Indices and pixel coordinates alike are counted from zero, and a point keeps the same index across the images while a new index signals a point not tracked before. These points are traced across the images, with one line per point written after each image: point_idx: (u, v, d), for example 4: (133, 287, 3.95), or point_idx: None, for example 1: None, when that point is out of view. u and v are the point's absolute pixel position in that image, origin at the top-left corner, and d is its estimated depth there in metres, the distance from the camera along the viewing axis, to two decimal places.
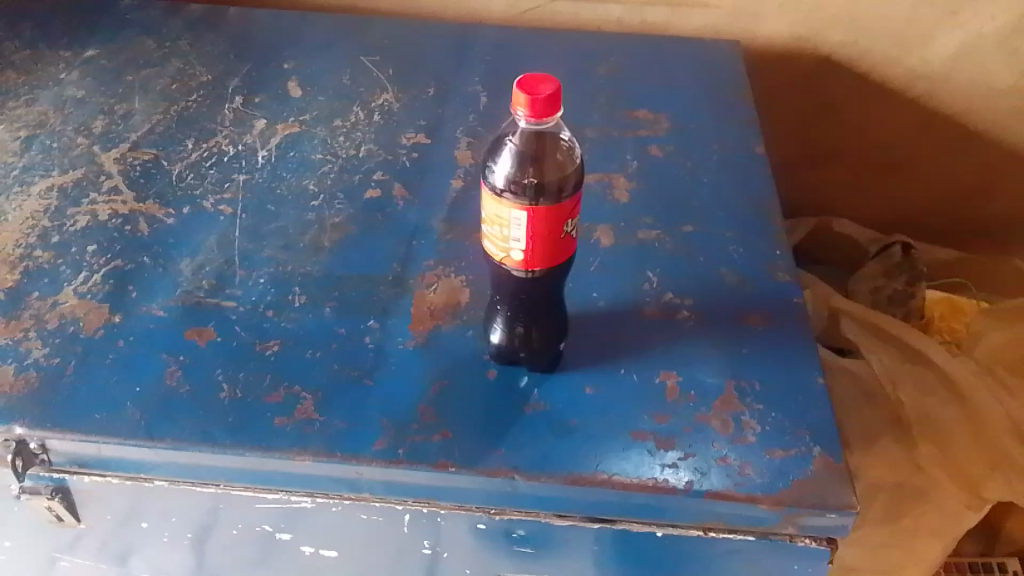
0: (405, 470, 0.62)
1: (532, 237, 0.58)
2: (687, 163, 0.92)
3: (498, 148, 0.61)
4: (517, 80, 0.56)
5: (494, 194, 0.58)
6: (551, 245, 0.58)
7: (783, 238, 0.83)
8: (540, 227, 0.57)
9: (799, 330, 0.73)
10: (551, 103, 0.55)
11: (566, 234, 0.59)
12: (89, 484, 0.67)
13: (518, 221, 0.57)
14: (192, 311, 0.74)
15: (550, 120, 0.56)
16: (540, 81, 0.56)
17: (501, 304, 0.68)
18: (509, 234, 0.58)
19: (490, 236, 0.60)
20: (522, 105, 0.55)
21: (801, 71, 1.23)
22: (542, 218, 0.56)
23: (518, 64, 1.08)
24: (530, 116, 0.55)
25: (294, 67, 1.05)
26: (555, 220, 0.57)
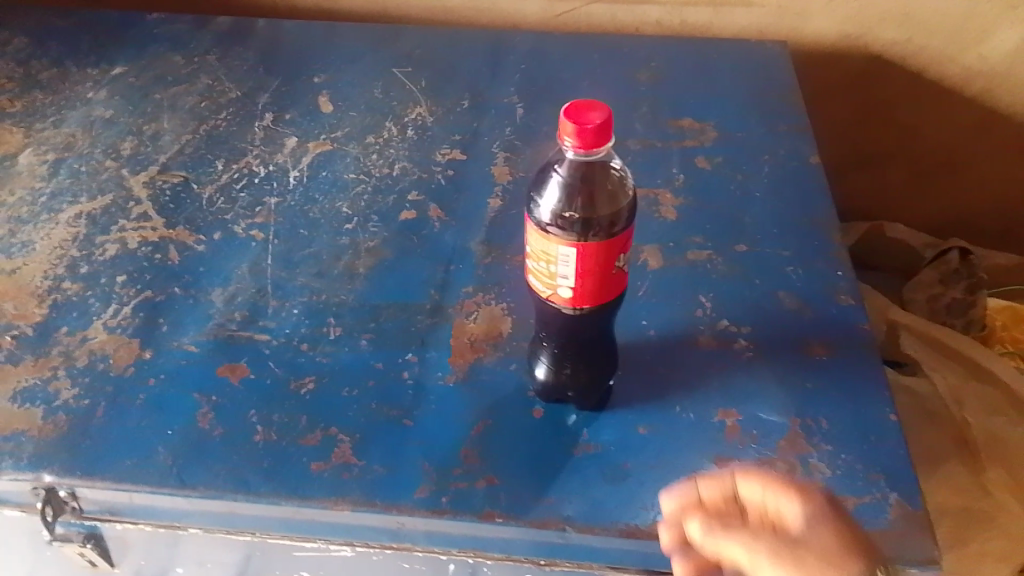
0: (448, 520, 0.59)
1: (581, 275, 0.53)
2: (738, 176, 0.87)
3: (543, 180, 0.57)
4: (564, 108, 0.52)
5: (539, 229, 0.54)
6: (601, 282, 0.54)
7: (844, 256, 0.78)
8: (590, 264, 0.53)
9: (866, 361, 0.68)
10: (601, 133, 0.50)
11: (618, 269, 0.55)
12: (121, 530, 0.64)
13: (566, 258, 0.53)
14: (225, 345, 0.71)
15: (601, 150, 0.52)
16: (588, 108, 0.52)
17: (548, 340, 0.66)
18: (556, 270, 0.54)
19: (536, 272, 0.56)
20: (569, 135, 0.50)
21: (851, 71, 1.17)
22: (592, 255, 0.52)
23: (554, 72, 1.03)
24: (578, 146, 0.51)
25: (325, 80, 1.02)
26: (607, 255, 0.53)
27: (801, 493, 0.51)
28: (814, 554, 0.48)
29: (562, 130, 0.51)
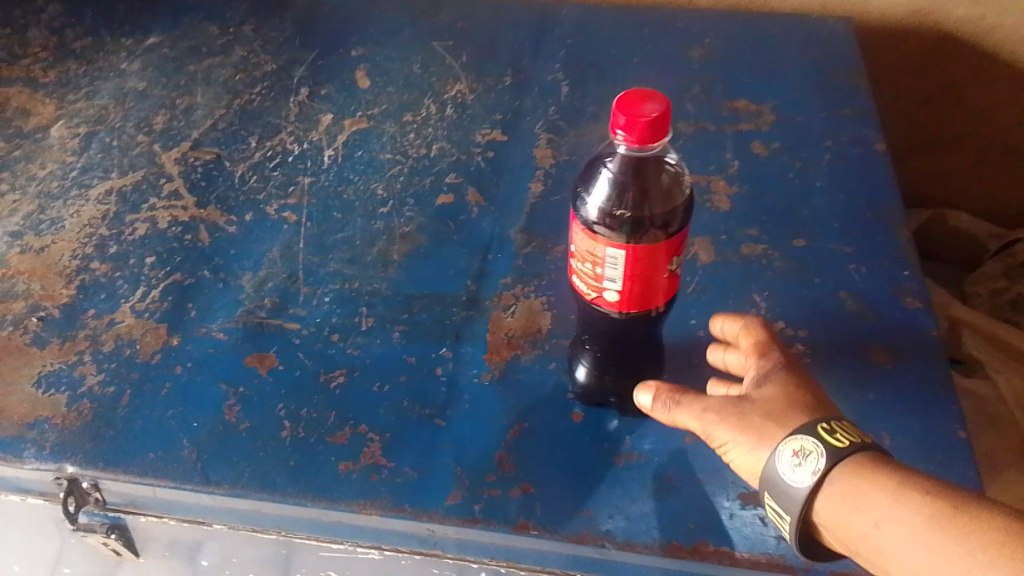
0: (481, 530, 0.56)
1: (629, 278, 0.50)
2: (796, 164, 0.82)
3: (593, 176, 0.53)
4: (617, 98, 0.48)
5: (586, 229, 0.50)
6: (651, 286, 0.50)
7: (909, 255, 0.73)
8: (640, 267, 0.49)
9: (932, 372, 0.64)
10: (657, 126, 0.46)
11: (669, 272, 0.51)
12: (145, 523, 0.62)
13: (614, 261, 0.49)
14: (254, 334, 0.68)
15: (656, 145, 0.47)
16: (644, 99, 0.48)
17: (591, 342, 0.64)
18: (603, 273, 0.50)
19: (581, 273, 0.52)
20: (622, 128, 0.46)
21: (918, 51, 1.10)
22: (641, 258, 0.48)
23: (602, 47, 0.98)
24: (631, 140, 0.47)
25: (362, 54, 0.98)
26: (658, 257, 0.49)
27: (754, 358, 0.56)
28: (759, 411, 0.52)
29: (614, 123, 0.47)
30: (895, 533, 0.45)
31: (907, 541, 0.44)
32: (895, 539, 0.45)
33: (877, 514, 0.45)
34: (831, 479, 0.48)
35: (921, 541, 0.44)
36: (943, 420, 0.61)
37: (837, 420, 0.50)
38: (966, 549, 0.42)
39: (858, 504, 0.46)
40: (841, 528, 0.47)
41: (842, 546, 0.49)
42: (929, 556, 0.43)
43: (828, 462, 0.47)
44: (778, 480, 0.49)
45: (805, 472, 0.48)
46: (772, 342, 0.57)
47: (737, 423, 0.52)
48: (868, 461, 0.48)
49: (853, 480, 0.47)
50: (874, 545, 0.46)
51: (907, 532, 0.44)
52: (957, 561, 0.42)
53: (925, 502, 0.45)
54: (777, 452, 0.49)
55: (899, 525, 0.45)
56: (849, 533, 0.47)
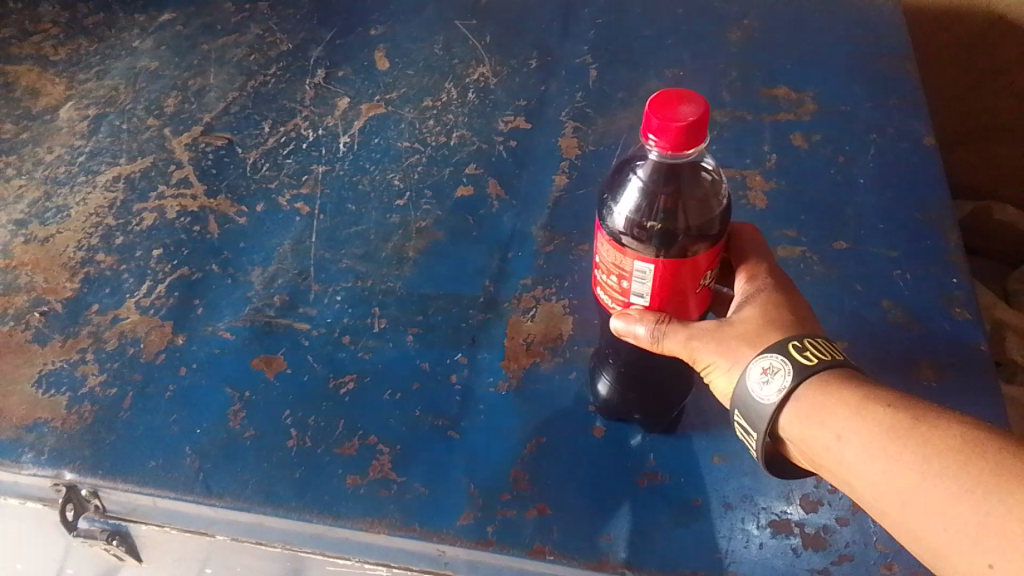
0: (494, 553, 0.53)
1: (658, 295, 0.47)
2: (839, 159, 0.77)
3: (621, 183, 0.49)
4: (650, 99, 0.44)
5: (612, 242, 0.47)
6: (680, 302, 0.48)
7: (959, 261, 0.68)
8: (671, 283, 0.46)
9: (981, 390, 0.60)
10: (694, 131, 0.42)
11: (703, 285, 0.48)
12: (147, 531, 0.60)
13: (642, 275, 0.46)
14: (262, 334, 0.65)
15: (692, 151, 0.43)
16: (680, 101, 0.44)
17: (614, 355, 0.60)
18: (630, 287, 0.48)
19: (606, 283, 0.50)
20: (653, 133, 0.42)
21: (968, 34, 1.04)
22: (671, 275, 0.45)
23: (634, 28, 0.93)
24: (663, 145, 0.42)
25: (382, 33, 0.94)
26: (690, 272, 0.46)
27: (740, 281, 0.51)
28: (737, 334, 0.47)
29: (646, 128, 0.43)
30: (854, 446, 0.41)
31: (867, 454, 0.41)
32: (854, 453, 0.41)
33: (839, 426, 0.42)
34: (796, 396, 0.44)
35: (878, 452, 0.40)
36: None
37: (811, 336, 0.46)
38: (923, 458, 0.39)
39: (822, 418, 0.43)
40: (805, 444, 0.44)
41: (809, 466, 0.45)
42: (885, 469, 0.40)
43: (795, 379, 0.44)
44: (748, 401, 0.45)
45: (774, 389, 0.44)
46: (760, 262, 0.52)
47: (719, 349, 0.47)
48: (836, 377, 0.44)
49: (818, 397, 0.43)
50: (834, 459, 0.42)
51: (866, 445, 0.41)
52: (915, 472, 0.39)
53: (888, 413, 0.41)
54: (747, 371, 0.45)
55: (860, 436, 0.41)
56: (813, 449, 0.44)
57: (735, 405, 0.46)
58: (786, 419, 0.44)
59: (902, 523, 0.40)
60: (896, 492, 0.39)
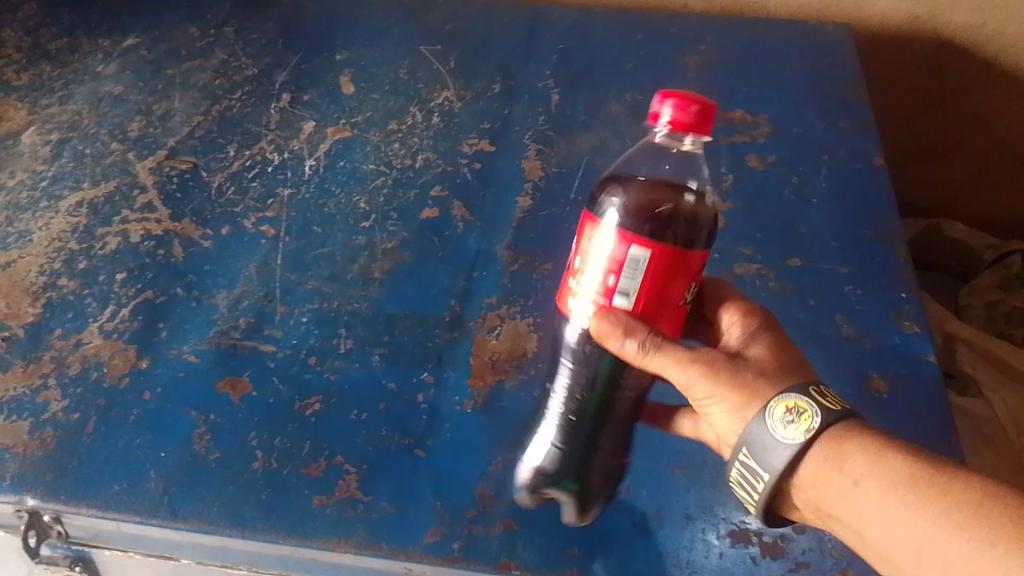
0: (460, 570, 0.53)
1: (645, 290, 0.48)
2: (793, 179, 0.79)
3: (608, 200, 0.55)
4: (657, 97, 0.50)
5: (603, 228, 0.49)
6: (660, 308, 0.48)
7: (909, 277, 0.71)
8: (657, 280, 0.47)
9: (932, 400, 0.62)
10: (703, 111, 0.48)
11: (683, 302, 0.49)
12: (111, 557, 0.60)
13: (636, 263, 0.47)
14: (227, 356, 0.65)
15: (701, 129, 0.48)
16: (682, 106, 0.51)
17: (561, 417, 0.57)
18: (617, 284, 0.48)
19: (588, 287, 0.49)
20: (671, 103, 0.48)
21: (917, 57, 1.07)
22: (664, 266, 0.47)
23: (595, 53, 0.95)
24: (678, 116, 0.48)
25: (347, 58, 0.95)
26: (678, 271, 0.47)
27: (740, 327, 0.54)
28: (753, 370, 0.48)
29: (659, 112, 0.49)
30: (871, 495, 0.43)
31: (885, 503, 0.42)
32: (870, 502, 0.43)
33: (857, 473, 0.43)
34: (812, 444, 0.45)
35: (897, 502, 0.42)
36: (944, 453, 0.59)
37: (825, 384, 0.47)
38: (942, 510, 0.40)
39: (840, 465, 0.44)
40: (818, 490, 0.45)
41: (815, 512, 0.47)
42: (904, 517, 0.41)
43: (823, 422, 0.44)
44: (759, 440, 0.46)
45: (794, 430, 0.45)
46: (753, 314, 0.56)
47: (724, 377, 0.48)
48: (853, 424, 0.45)
49: (837, 442, 0.45)
50: (851, 506, 0.44)
51: (883, 492, 0.42)
52: (935, 521, 0.40)
53: (907, 463, 0.42)
54: (766, 409, 0.46)
55: (878, 485, 0.43)
56: (825, 494, 0.45)
57: (744, 442, 0.47)
58: (799, 465, 0.46)
59: (916, 574, 0.41)
60: (911, 538, 0.41)
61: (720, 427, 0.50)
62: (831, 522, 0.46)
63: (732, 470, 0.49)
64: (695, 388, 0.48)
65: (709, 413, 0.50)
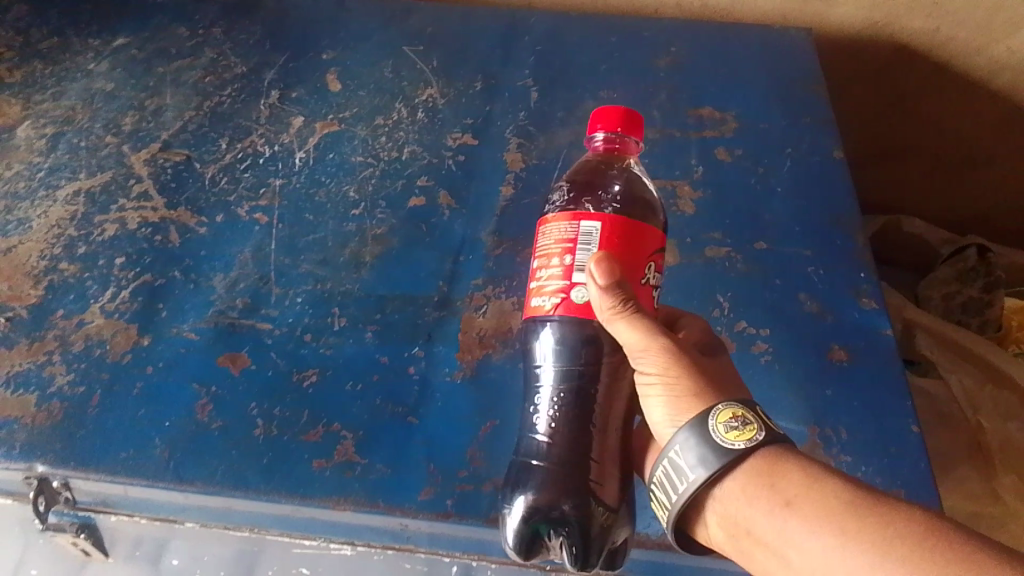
0: (453, 523, 0.57)
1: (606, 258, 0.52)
2: (759, 170, 0.84)
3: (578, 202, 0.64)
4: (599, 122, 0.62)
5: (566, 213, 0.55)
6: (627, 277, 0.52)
7: (867, 258, 0.76)
8: (618, 244, 0.52)
9: (887, 367, 0.68)
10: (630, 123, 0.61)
11: (645, 282, 0.53)
12: (116, 522, 0.64)
13: (588, 238, 0.52)
14: (226, 334, 0.68)
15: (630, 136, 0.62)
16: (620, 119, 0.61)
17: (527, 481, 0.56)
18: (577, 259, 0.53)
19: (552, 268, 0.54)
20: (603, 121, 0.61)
21: (873, 63, 1.11)
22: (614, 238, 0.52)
23: (571, 55, 1.00)
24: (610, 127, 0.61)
25: (333, 58, 0.98)
26: (643, 239, 0.53)
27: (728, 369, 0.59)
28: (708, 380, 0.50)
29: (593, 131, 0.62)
30: (801, 515, 0.42)
31: (813, 525, 0.41)
32: (802, 523, 0.42)
33: (791, 493, 0.43)
34: (747, 456, 0.45)
35: (828, 525, 0.41)
36: (897, 416, 0.64)
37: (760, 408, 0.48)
38: (881, 538, 0.39)
39: (772, 483, 0.44)
40: (742, 505, 0.45)
41: (730, 533, 0.47)
42: (833, 543, 0.40)
43: (766, 436, 0.46)
44: (691, 442, 0.47)
45: (734, 438, 0.46)
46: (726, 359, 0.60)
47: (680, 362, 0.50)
48: (787, 451, 0.46)
49: (775, 463, 0.45)
50: (777, 526, 0.43)
51: (817, 514, 0.42)
52: (863, 550, 0.39)
53: (847, 492, 0.42)
54: (709, 414, 0.47)
55: (813, 506, 0.42)
56: (748, 510, 0.45)
57: (677, 439, 0.48)
58: (724, 476, 0.46)
59: None
60: (836, 567, 0.40)
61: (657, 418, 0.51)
62: (746, 545, 0.46)
63: (658, 470, 0.50)
64: (651, 356, 0.50)
65: (650, 401, 0.51)
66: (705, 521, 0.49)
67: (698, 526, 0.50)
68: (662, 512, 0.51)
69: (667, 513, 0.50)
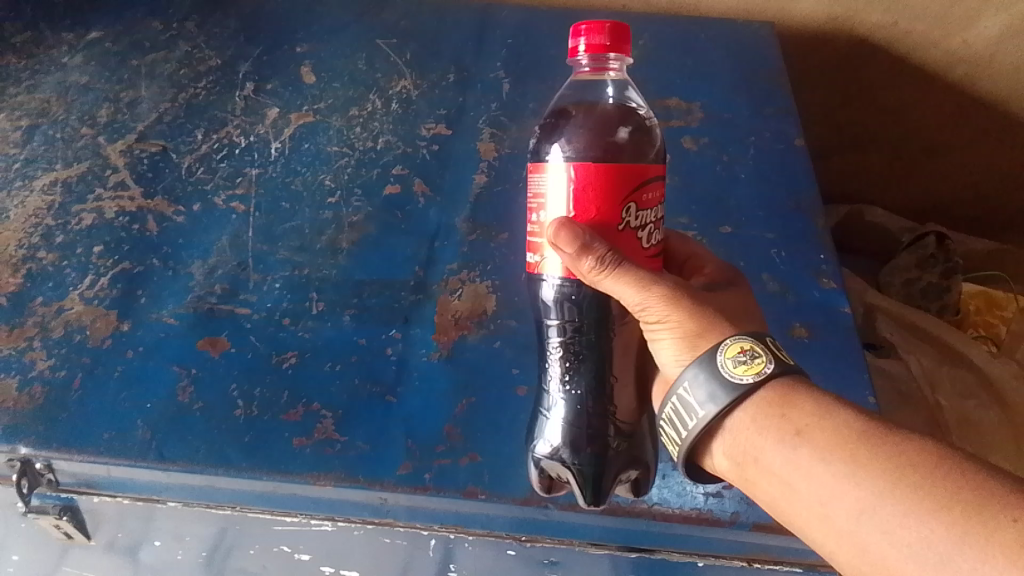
0: (431, 496, 0.59)
1: (580, 209, 0.53)
2: (724, 158, 0.87)
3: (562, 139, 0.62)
4: (574, 36, 0.56)
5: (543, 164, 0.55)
6: (602, 225, 0.53)
7: (827, 241, 0.79)
8: (591, 196, 0.52)
9: (845, 342, 0.71)
10: (617, 37, 0.55)
11: (624, 226, 0.53)
12: (98, 503, 0.65)
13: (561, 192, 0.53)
14: (205, 319, 0.70)
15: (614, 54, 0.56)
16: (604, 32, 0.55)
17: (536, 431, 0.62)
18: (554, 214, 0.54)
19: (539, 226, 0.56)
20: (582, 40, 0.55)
21: (836, 56, 1.14)
22: (587, 189, 0.52)
23: (542, 47, 1.02)
24: (591, 44, 0.55)
25: (307, 51, 1.00)
26: (618, 181, 0.52)
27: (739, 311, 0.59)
28: (699, 325, 0.51)
29: (575, 47, 0.56)
30: (811, 444, 0.45)
31: (824, 452, 0.44)
32: (813, 451, 0.44)
33: (803, 423, 0.46)
34: (758, 389, 0.48)
35: (840, 454, 0.43)
36: (856, 388, 0.67)
37: (772, 339, 0.50)
38: (894, 467, 0.41)
39: (784, 414, 0.47)
40: (750, 435, 0.48)
41: (736, 461, 0.50)
42: (844, 471, 0.43)
43: (775, 368, 0.48)
44: (701, 378, 0.49)
45: (743, 372, 0.48)
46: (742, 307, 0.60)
47: (673, 307, 0.51)
48: (797, 383, 0.48)
49: (786, 396, 0.47)
50: (787, 454, 0.46)
51: (829, 443, 0.44)
52: (876, 477, 0.42)
53: (858, 423, 0.44)
54: (718, 350, 0.49)
55: (824, 436, 0.44)
56: (758, 439, 0.48)
57: (687, 377, 0.50)
58: (735, 408, 0.49)
59: (851, 531, 0.42)
60: (847, 493, 0.42)
61: (664, 360, 0.54)
62: (751, 472, 0.49)
63: (668, 407, 0.53)
64: (643, 310, 0.52)
65: (655, 344, 0.54)
66: (712, 450, 0.52)
67: (705, 456, 0.53)
68: (672, 447, 0.54)
69: (677, 449, 0.53)
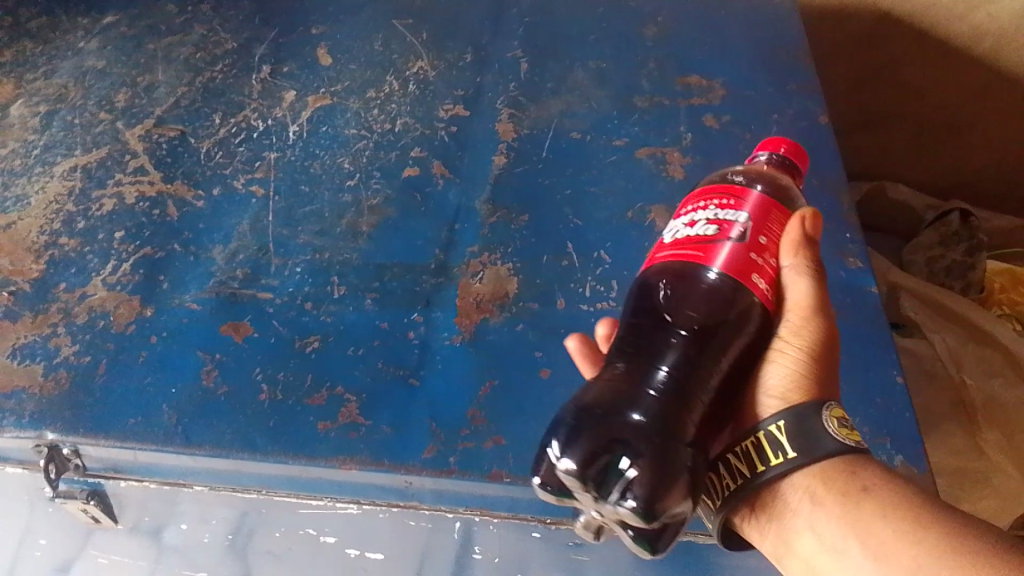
0: (456, 479, 0.59)
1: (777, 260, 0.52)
2: (746, 135, 0.86)
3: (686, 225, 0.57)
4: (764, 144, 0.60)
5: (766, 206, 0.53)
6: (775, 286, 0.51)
7: (853, 220, 0.78)
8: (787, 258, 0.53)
9: (872, 323, 0.70)
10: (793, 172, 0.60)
11: None
12: (125, 488, 0.65)
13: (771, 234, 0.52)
14: (227, 303, 0.70)
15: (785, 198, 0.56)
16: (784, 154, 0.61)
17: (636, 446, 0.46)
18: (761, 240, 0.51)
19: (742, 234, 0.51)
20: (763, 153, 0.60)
21: (857, 28, 1.13)
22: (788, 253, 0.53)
23: (559, 26, 1.00)
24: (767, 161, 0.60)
25: (323, 32, 0.99)
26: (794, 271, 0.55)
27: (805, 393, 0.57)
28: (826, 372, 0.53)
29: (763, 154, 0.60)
30: (877, 501, 0.46)
31: (888, 512, 0.45)
32: (877, 508, 0.46)
33: (871, 482, 0.47)
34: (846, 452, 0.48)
35: (905, 515, 0.45)
36: (885, 368, 0.67)
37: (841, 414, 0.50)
38: (958, 536, 0.43)
39: (854, 471, 0.48)
40: (813, 484, 0.48)
41: (783, 506, 0.50)
42: (906, 530, 0.44)
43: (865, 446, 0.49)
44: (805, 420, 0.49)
45: (842, 433, 0.48)
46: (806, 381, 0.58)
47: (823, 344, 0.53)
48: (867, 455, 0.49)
49: (859, 458, 0.48)
50: (849, 507, 0.46)
51: (896, 503, 0.45)
52: (939, 542, 0.43)
53: (923, 495, 0.46)
54: (823, 406, 0.49)
55: (892, 497, 0.46)
56: (821, 489, 0.48)
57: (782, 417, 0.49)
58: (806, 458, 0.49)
59: None
60: (903, 550, 0.43)
61: (766, 382, 0.53)
62: (796, 520, 0.49)
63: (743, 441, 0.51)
64: (804, 325, 0.53)
65: (761, 365, 0.54)
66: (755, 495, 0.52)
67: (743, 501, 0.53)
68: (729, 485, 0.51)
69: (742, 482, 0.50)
